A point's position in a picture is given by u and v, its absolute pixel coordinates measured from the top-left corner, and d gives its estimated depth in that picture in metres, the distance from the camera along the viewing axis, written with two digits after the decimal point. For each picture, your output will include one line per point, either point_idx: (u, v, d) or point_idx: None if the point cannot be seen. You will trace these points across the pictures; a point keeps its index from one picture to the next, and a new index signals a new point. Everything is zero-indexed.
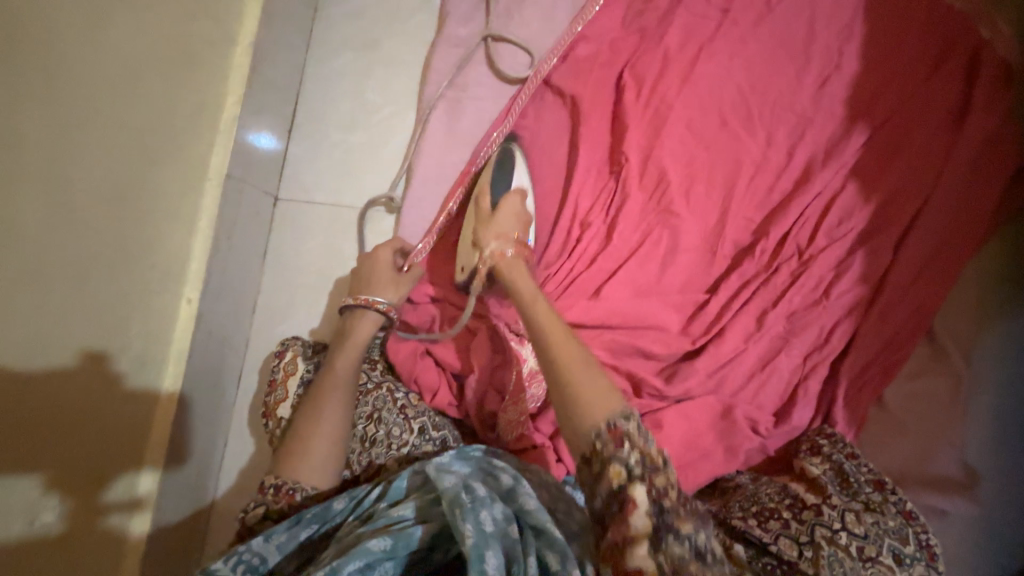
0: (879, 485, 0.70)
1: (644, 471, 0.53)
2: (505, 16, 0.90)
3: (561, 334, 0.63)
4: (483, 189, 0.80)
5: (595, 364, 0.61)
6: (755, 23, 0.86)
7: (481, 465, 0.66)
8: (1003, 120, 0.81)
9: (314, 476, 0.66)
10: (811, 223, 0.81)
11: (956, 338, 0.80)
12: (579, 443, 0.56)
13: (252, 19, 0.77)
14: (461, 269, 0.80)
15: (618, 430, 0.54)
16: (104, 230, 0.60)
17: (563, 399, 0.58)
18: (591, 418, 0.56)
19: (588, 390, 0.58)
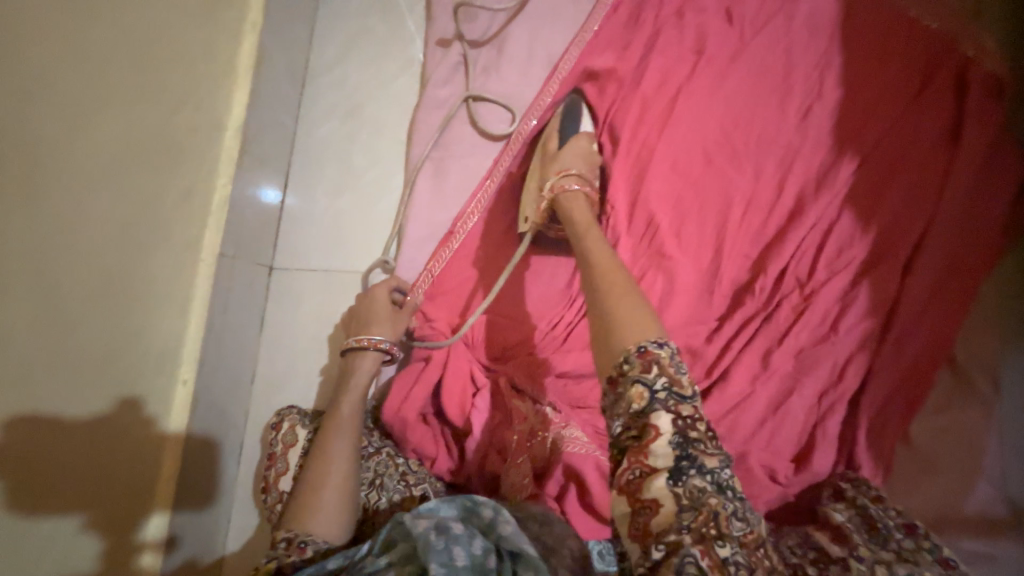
0: (910, 530, 0.62)
1: (670, 399, 0.50)
2: (483, 76, 0.92)
3: (607, 263, 0.64)
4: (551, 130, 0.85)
5: (637, 295, 0.59)
6: (731, 61, 0.86)
7: (464, 505, 0.58)
8: (999, 135, 0.79)
9: (324, 524, 0.61)
10: (809, 255, 0.79)
11: (982, 365, 0.75)
12: (606, 367, 0.54)
13: (240, 103, 0.79)
14: (524, 220, 0.83)
15: (649, 355, 0.52)
16: (99, 323, 0.60)
17: (599, 330, 0.57)
18: (620, 345, 0.54)
19: (628, 320, 0.56)
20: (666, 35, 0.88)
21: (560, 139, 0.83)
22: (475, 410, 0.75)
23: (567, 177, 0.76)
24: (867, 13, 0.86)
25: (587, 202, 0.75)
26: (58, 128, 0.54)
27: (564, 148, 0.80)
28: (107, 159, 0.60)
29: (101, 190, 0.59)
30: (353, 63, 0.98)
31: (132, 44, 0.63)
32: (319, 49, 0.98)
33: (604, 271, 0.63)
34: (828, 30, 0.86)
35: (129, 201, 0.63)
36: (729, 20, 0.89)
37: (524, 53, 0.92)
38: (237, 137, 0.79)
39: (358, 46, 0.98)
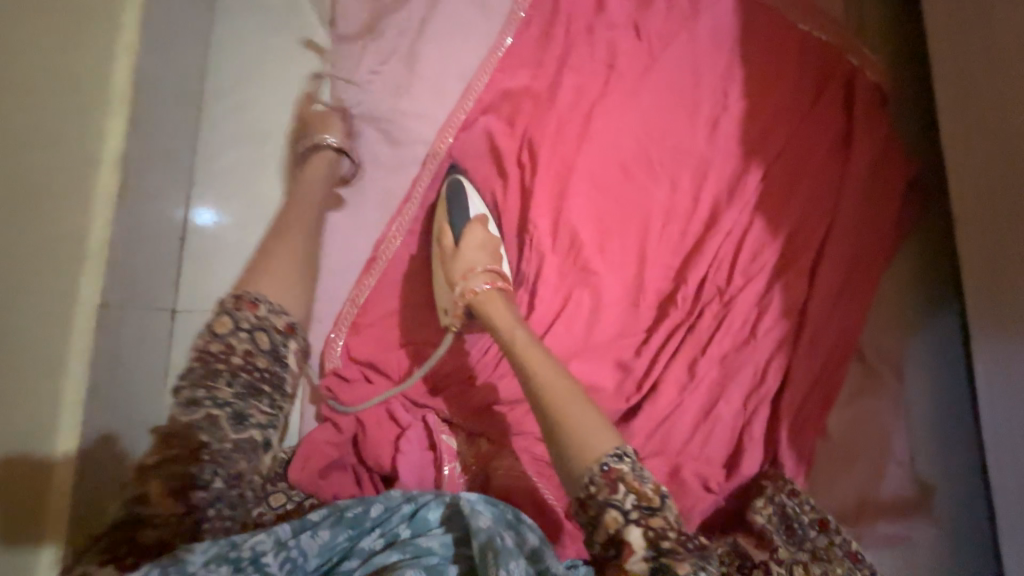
0: (824, 526, 0.68)
1: (640, 514, 0.56)
2: (395, 95, 0.88)
3: (558, 386, 0.64)
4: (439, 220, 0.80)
5: (587, 403, 0.63)
6: (641, 76, 0.88)
7: (507, 518, 0.60)
8: (886, 140, 0.84)
9: (285, 300, 0.70)
10: (726, 263, 0.81)
11: (885, 357, 0.80)
12: (574, 488, 0.58)
13: (116, 132, 0.69)
14: (444, 312, 0.76)
15: (613, 472, 0.57)
16: None
17: (561, 444, 0.60)
18: (582, 462, 0.58)
19: (583, 428, 0.60)
20: (578, 51, 0.89)
21: (455, 231, 0.77)
22: (402, 453, 0.71)
23: (473, 279, 0.72)
24: (763, 27, 0.90)
25: (509, 307, 0.72)
26: None
27: (461, 244, 0.75)
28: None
29: None
30: (256, 85, 0.92)
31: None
32: (217, 71, 0.91)
33: (551, 391, 0.63)
34: (728, 44, 0.89)
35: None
36: (637, 35, 0.90)
37: (437, 71, 0.89)
38: (116, 172, 0.69)
39: (261, 67, 0.92)
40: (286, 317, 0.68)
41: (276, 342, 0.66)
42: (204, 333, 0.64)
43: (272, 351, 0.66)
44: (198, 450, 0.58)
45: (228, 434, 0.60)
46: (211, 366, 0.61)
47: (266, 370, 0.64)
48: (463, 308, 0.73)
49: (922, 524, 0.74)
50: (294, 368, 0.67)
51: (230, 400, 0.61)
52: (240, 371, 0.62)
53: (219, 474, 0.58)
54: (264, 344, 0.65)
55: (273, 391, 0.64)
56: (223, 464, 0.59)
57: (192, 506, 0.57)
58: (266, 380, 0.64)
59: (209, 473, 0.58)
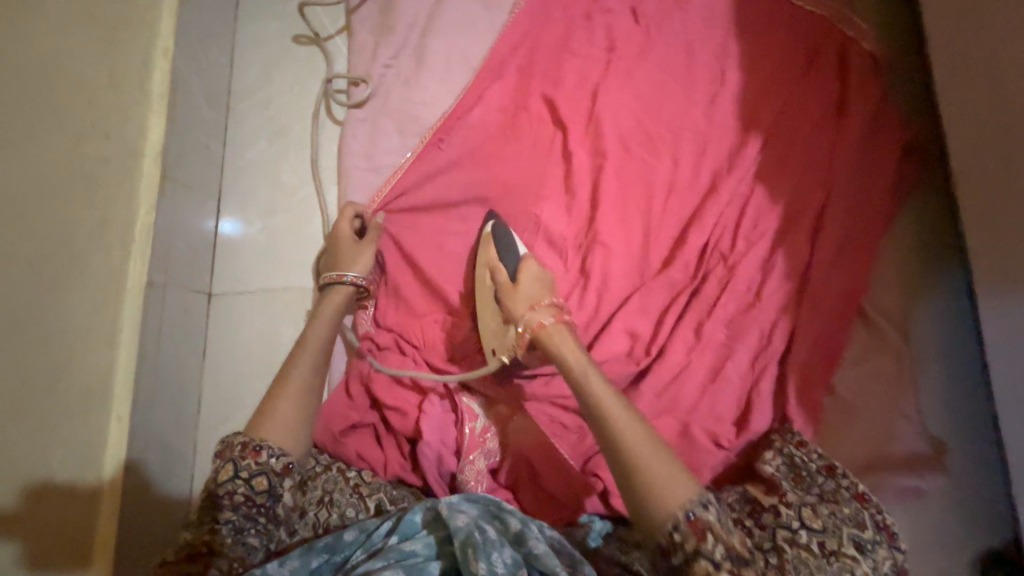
0: (830, 471, 0.68)
1: (732, 565, 0.54)
2: (406, 87, 0.94)
3: (617, 403, 0.63)
4: (489, 254, 0.79)
5: (658, 439, 0.62)
6: (640, 55, 0.92)
7: (489, 509, 0.63)
8: (882, 104, 0.85)
9: (288, 439, 0.67)
10: (728, 229, 0.84)
11: (887, 315, 0.82)
12: (656, 532, 0.57)
13: (156, 130, 0.78)
14: (490, 352, 0.75)
15: (699, 522, 0.55)
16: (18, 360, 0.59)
17: (629, 474, 0.59)
18: (665, 509, 0.57)
19: (659, 472, 0.58)
20: (576, 37, 0.93)
21: (510, 269, 0.76)
22: (424, 413, 0.75)
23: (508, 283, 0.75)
24: (756, 3, 0.93)
25: (572, 336, 0.69)
26: None
27: (519, 278, 0.73)
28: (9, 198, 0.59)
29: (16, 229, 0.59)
30: (279, 84, 0.98)
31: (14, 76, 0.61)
32: (240, 73, 0.99)
33: (628, 440, 0.60)
34: (723, 21, 0.93)
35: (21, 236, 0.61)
36: (635, 18, 0.94)
37: (445, 62, 0.95)
38: (156, 165, 0.78)
39: (279, 69, 0.99)
40: (285, 458, 0.65)
41: (274, 484, 0.64)
42: (212, 475, 0.64)
43: (269, 491, 0.63)
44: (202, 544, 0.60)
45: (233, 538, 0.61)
46: (214, 499, 0.62)
47: (263, 504, 0.63)
48: (527, 342, 0.70)
49: (935, 477, 0.76)
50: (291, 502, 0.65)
51: (234, 518, 0.61)
52: (241, 505, 0.62)
53: (220, 560, 0.59)
54: (261, 488, 0.63)
55: (268, 520, 0.63)
56: (224, 553, 0.59)
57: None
58: (264, 512, 0.63)
59: (205, 564, 0.58)
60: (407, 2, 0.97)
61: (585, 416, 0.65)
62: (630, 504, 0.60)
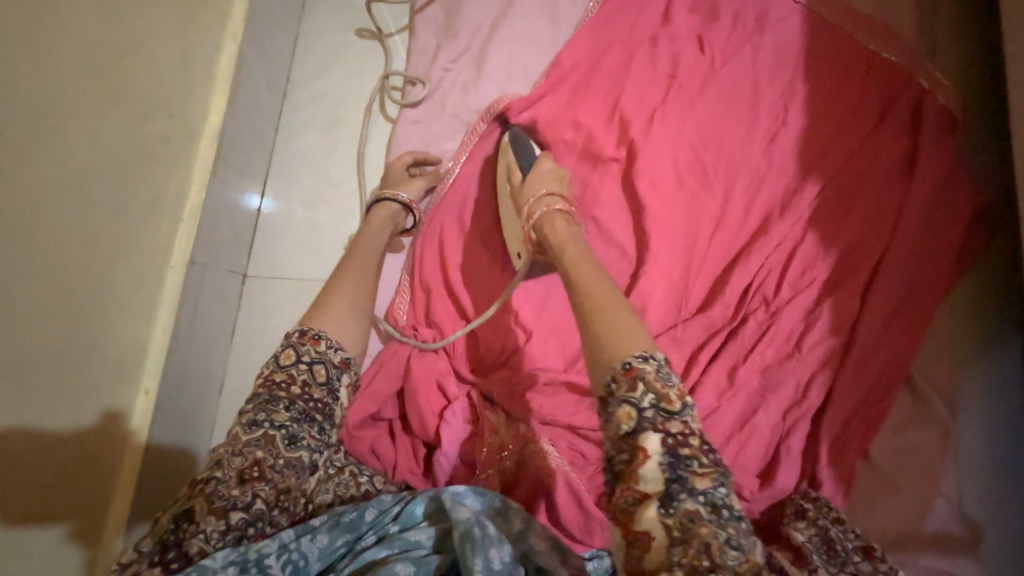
0: (868, 553, 0.64)
1: (658, 417, 0.50)
2: (463, 92, 0.94)
3: (585, 267, 0.62)
4: (507, 158, 0.83)
5: (609, 282, 0.60)
6: (703, 86, 0.90)
7: (494, 506, 0.60)
8: (952, 165, 0.82)
9: (345, 332, 0.66)
10: (773, 275, 0.81)
11: (936, 385, 0.78)
12: (596, 383, 0.54)
13: (216, 113, 0.81)
14: (518, 255, 0.80)
15: (634, 371, 0.51)
16: (67, 326, 0.60)
17: (584, 315, 0.58)
18: (607, 357, 0.53)
19: (611, 323, 0.55)
20: (640, 60, 0.91)
21: (523, 171, 0.79)
22: (445, 424, 0.74)
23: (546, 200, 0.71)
24: (830, 45, 0.90)
25: (567, 217, 0.70)
26: (39, 153, 0.55)
27: (529, 177, 0.76)
28: (77, 164, 0.60)
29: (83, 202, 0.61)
30: (336, 76, 0.99)
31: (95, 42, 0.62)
32: (301, 61, 1.00)
33: (592, 298, 0.58)
34: (793, 60, 0.90)
35: (83, 209, 0.62)
36: (701, 47, 0.92)
37: (504, 71, 0.94)
38: (212, 146, 0.80)
39: (339, 61, 1.00)
40: (342, 351, 0.65)
41: (331, 375, 0.63)
42: (270, 362, 0.63)
43: (328, 383, 0.63)
44: (252, 467, 0.55)
45: (280, 451, 0.58)
46: (270, 393, 0.60)
47: (320, 399, 0.61)
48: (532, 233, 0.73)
49: (970, 566, 0.71)
50: (346, 401, 0.64)
51: (287, 422, 0.58)
52: (296, 401, 0.60)
53: (266, 487, 0.56)
54: (321, 378, 0.62)
55: (323, 420, 0.61)
56: (271, 479, 0.56)
57: (229, 527, 0.54)
58: (320, 408, 0.61)
59: (251, 493, 0.55)
60: (474, 8, 0.97)
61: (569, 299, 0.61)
62: (590, 364, 0.55)
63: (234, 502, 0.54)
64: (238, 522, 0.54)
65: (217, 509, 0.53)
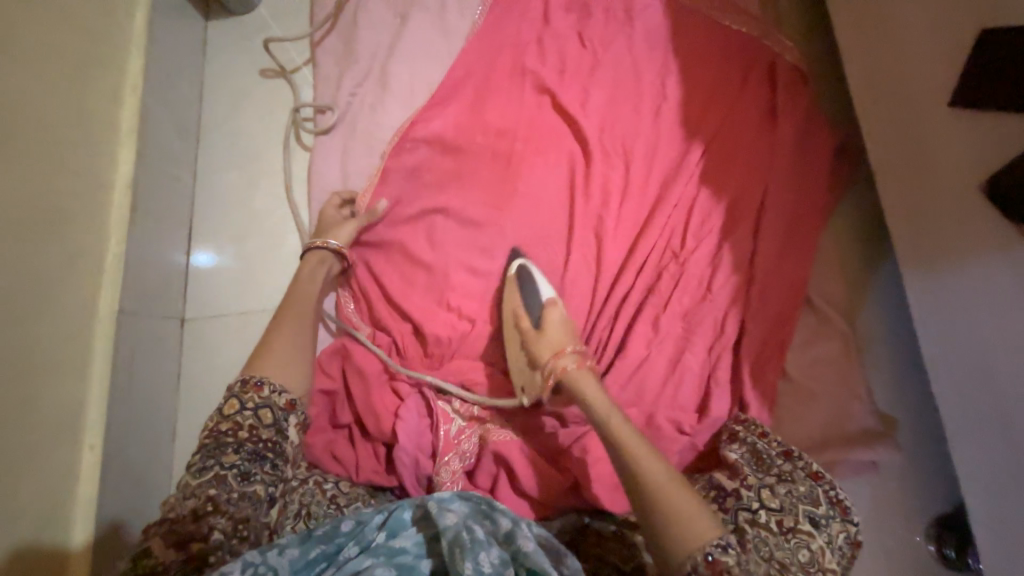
0: (788, 455, 0.70)
1: (738, 568, 0.56)
2: (371, 112, 0.99)
3: (636, 441, 0.65)
4: (513, 300, 0.82)
5: (663, 466, 0.63)
6: (590, 75, 0.99)
7: (480, 508, 0.60)
8: (810, 111, 0.94)
9: (290, 375, 0.70)
10: (678, 230, 0.90)
11: (831, 302, 0.89)
12: (670, 560, 0.59)
13: (126, 165, 0.82)
14: (518, 389, 0.79)
15: (718, 563, 0.56)
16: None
17: (655, 516, 0.60)
18: (682, 545, 0.58)
19: (686, 513, 0.60)
20: (530, 60, 1.00)
21: (532, 317, 0.79)
22: (401, 419, 0.77)
23: (566, 358, 0.73)
24: (690, 26, 1.01)
25: (596, 379, 0.73)
26: None
27: (543, 326, 0.77)
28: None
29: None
30: (247, 115, 1.02)
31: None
32: (210, 107, 1.03)
33: (668, 493, 0.61)
34: (663, 42, 1.01)
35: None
36: (581, 42, 1.02)
37: (407, 88, 1.00)
38: (127, 197, 0.81)
39: (247, 101, 1.03)
40: (287, 393, 0.68)
41: (278, 417, 0.67)
42: (214, 414, 0.66)
43: (275, 424, 0.66)
44: (205, 504, 0.58)
45: (234, 488, 0.60)
46: (217, 441, 0.63)
47: (269, 439, 0.65)
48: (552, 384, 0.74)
49: (888, 450, 0.81)
50: (296, 438, 0.68)
51: (238, 462, 0.62)
52: (245, 442, 0.63)
53: (221, 520, 0.58)
54: (268, 420, 0.66)
55: (275, 457, 0.65)
56: (227, 512, 0.59)
57: (188, 556, 0.56)
58: (270, 446, 0.65)
59: (207, 526, 0.57)
60: (370, 34, 1.03)
61: (622, 483, 0.64)
62: (661, 553, 0.60)
63: (190, 534, 0.56)
64: (196, 552, 0.56)
65: (175, 544, 0.56)
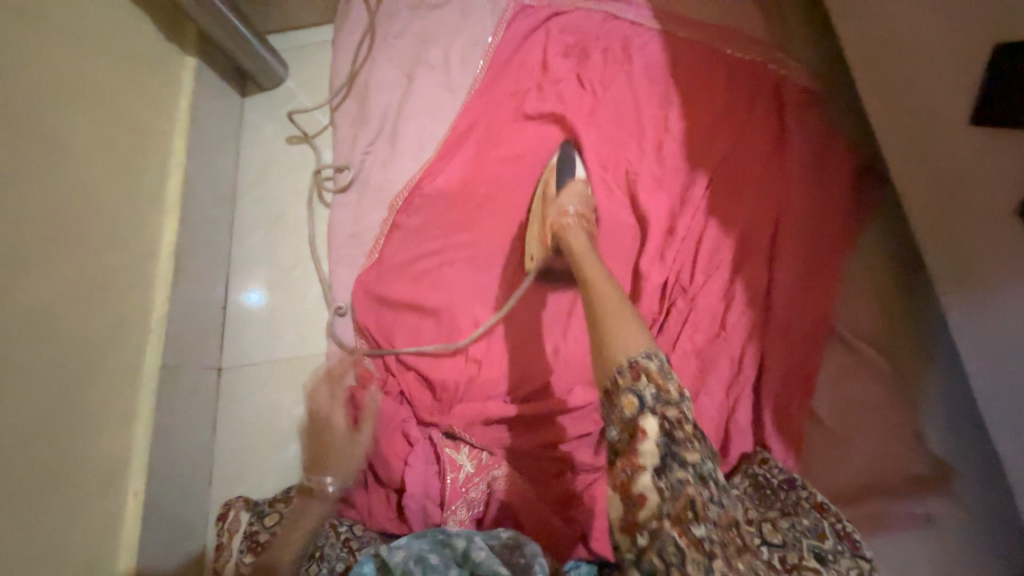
0: (792, 483, 0.70)
1: (657, 404, 0.57)
2: (383, 168, 1.06)
3: (598, 276, 0.71)
4: (549, 175, 0.94)
5: (636, 318, 0.65)
6: (589, 114, 1.00)
7: (437, 539, 0.63)
8: (823, 133, 0.89)
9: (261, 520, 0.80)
10: (687, 263, 0.87)
11: (862, 333, 0.82)
12: (602, 374, 0.62)
13: (170, 232, 0.93)
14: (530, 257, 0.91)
15: (638, 366, 0.59)
16: (52, 446, 0.68)
17: (594, 320, 0.66)
18: (614, 351, 0.62)
19: (617, 329, 0.63)
20: (529, 105, 1.03)
21: (558, 183, 0.91)
22: (409, 466, 0.80)
23: (565, 216, 0.84)
24: (688, 56, 1.00)
25: (587, 238, 0.81)
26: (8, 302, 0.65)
27: (562, 191, 0.89)
28: (37, 309, 0.68)
29: (52, 335, 0.70)
30: (276, 178, 1.12)
31: (44, 200, 0.71)
32: (244, 174, 1.13)
33: (604, 312, 0.66)
34: (662, 73, 1.00)
35: (53, 342, 0.70)
36: (580, 81, 1.03)
37: (416, 142, 1.06)
38: (171, 262, 0.92)
39: (276, 164, 1.13)
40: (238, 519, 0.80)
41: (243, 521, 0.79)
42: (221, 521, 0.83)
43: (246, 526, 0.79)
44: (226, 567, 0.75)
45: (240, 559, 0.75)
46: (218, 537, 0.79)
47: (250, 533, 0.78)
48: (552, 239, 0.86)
49: (940, 502, 0.72)
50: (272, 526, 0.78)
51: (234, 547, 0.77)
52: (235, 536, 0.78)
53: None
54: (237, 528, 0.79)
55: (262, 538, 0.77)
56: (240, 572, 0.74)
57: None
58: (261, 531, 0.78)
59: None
60: (380, 94, 1.10)
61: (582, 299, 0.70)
62: (595, 351, 0.64)
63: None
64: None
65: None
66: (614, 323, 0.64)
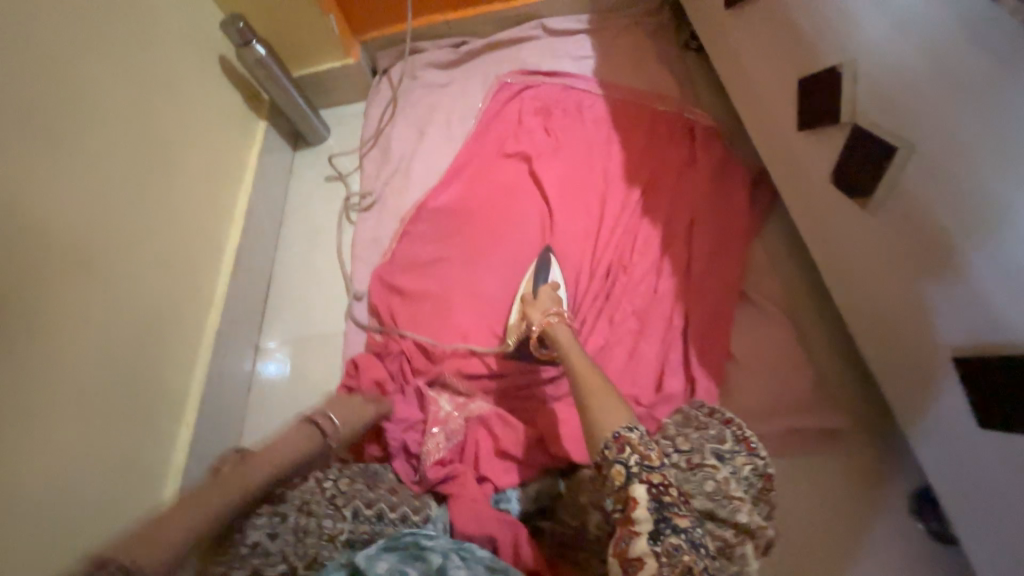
0: (712, 413, 0.85)
1: (642, 471, 0.70)
2: (396, 195, 1.38)
3: (589, 380, 0.84)
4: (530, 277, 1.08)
5: (608, 388, 0.82)
6: (555, 149, 1.32)
7: (410, 550, 0.75)
8: (725, 156, 1.20)
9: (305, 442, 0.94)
10: (626, 248, 1.12)
11: (766, 295, 1.04)
12: (594, 450, 0.76)
13: (233, 237, 1.23)
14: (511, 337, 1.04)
15: (623, 438, 0.73)
16: (122, 373, 0.92)
17: (585, 416, 0.80)
18: (602, 427, 0.76)
19: (601, 409, 0.79)
20: (509, 146, 1.36)
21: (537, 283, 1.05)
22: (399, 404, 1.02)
23: (551, 317, 0.95)
24: (626, 110, 1.35)
25: (570, 334, 0.94)
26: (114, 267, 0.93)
27: (540, 295, 1.01)
28: (131, 277, 0.97)
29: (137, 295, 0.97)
30: (313, 205, 1.45)
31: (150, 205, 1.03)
32: (291, 202, 1.46)
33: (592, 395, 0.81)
34: (607, 121, 1.34)
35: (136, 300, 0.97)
36: (547, 129, 1.37)
37: (423, 176, 1.39)
38: (231, 259, 1.21)
39: (315, 195, 1.47)
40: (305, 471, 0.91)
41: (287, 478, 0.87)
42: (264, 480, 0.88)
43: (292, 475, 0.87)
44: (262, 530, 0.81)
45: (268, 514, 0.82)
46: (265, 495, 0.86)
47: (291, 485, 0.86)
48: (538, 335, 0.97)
49: (832, 419, 0.91)
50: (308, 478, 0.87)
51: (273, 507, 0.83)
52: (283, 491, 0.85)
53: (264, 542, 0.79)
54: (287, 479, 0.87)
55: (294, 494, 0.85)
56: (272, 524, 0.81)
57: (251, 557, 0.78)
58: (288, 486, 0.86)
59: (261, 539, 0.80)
60: (398, 144, 1.46)
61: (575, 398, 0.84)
62: (589, 436, 0.77)
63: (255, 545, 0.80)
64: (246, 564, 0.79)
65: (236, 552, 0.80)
66: (600, 410, 0.79)
